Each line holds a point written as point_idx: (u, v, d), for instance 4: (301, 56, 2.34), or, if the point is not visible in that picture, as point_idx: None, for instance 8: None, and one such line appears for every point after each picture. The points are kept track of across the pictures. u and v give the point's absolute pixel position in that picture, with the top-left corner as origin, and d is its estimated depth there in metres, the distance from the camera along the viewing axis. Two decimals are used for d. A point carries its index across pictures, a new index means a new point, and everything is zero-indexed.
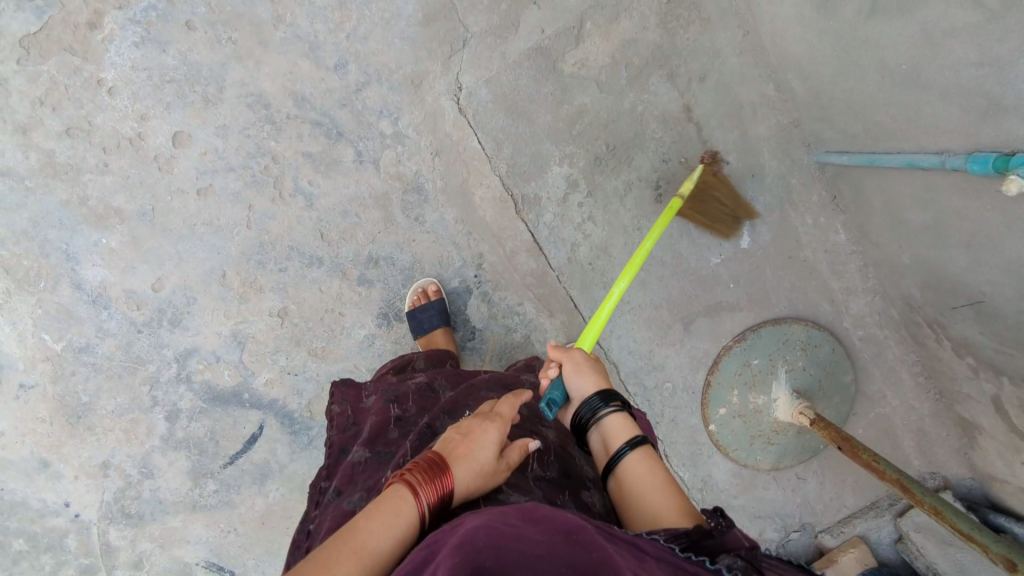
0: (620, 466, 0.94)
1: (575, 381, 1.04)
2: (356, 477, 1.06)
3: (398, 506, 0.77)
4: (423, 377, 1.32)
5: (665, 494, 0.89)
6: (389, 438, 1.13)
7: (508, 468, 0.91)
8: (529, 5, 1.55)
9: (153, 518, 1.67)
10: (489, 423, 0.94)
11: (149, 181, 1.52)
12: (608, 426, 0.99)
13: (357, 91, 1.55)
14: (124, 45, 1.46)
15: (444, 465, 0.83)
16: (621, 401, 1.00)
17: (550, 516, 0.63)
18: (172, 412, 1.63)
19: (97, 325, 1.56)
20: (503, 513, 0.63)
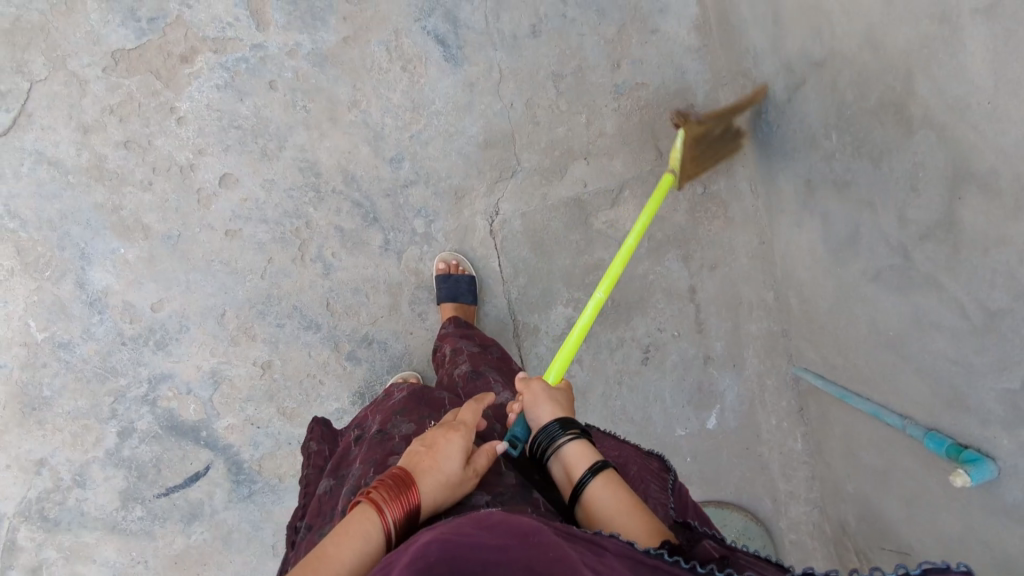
0: (584, 494, 0.89)
1: (535, 415, 1.02)
2: (323, 508, 1.04)
3: (364, 526, 0.78)
4: (381, 393, 1.29)
5: (634, 513, 0.84)
6: (350, 461, 1.11)
7: (476, 474, 0.90)
8: (579, 159, 1.69)
9: (69, 528, 1.63)
10: (452, 433, 0.93)
11: (184, 209, 1.57)
12: (567, 456, 0.94)
13: (403, 186, 1.64)
14: (207, 84, 1.54)
15: (409, 481, 0.83)
16: (579, 428, 0.97)
17: (506, 520, 0.64)
18: (126, 429, 1.63)
19: (84, 327, 1.57)
20: (458, 522, 0.65)
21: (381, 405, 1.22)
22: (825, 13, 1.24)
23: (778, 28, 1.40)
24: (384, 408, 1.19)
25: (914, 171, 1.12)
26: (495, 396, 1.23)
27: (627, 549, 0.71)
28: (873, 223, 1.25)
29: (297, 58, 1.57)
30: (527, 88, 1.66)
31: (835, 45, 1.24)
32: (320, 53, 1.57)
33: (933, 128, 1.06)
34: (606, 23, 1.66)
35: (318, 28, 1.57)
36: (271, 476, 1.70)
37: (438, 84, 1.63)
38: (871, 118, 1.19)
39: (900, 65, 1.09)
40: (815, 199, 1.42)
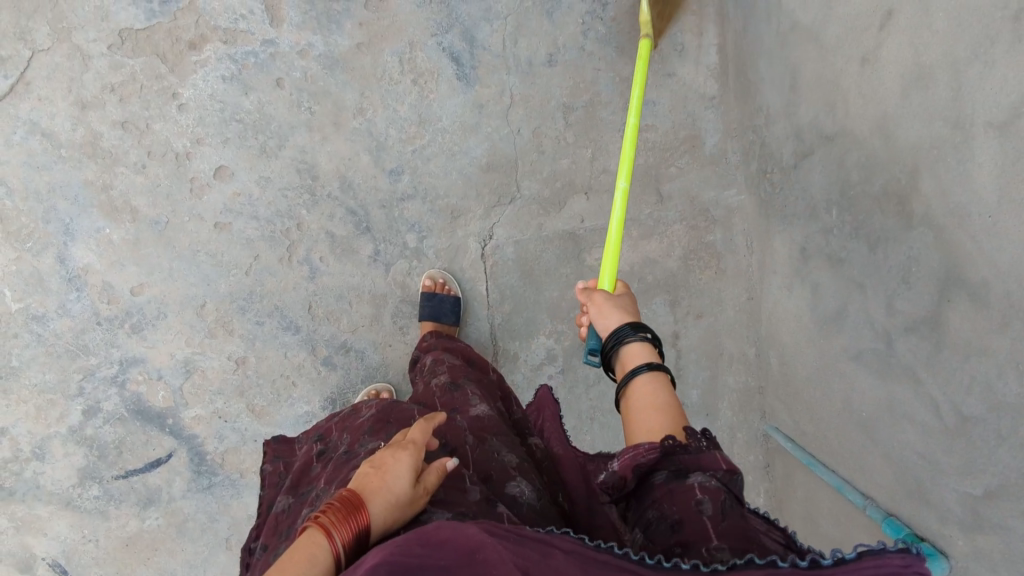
0: (630, 386, 0.94)
1: (608, 312, 1.06)
2: (279, 527, 0.98)
3: (309, 552, 0.71)
4: (347, 408, 1.22)
5: (667, 415, 0.89)
6: (310, 477, 1.05)
7: (427, 492, 0.85)
8: (579, 194, 1.67)
9: (24, 499, 1.65)
10: (402, 450, 0.87)
11: (175, 195, 1.56)
12: (629, 352, 0.99)
13: (398, 198, 1.63)
14: (212, 73, 1.53)
15: (357, 502, 0.77)
16: (651, 333, 0.99)
17: (454, 533, 0.61)
18: (92, 408, 1.62)
19: (60, 301, 1.57)
20: (400, 536, 0.60)
21: (347, 421, 1.15)
22: (842, 91, 1.23)
23: (793, 94, 1.39)
24: (351, 425, 1.12)
25: (907, 265, 1.12)
26: (471, 409, 1.16)
27: (577, 546, 0.67)
28: (862, 306, 1.24)
29: (307, 58, 1.56)
30: (536, 115, 1.64)
31: (847, 123, 1.23)
32: (332, 58, 1.56)
33: (932, 228, 1.06)
34: (624, 61, 1.65)
35: (333, 32, 1.56)
36: (232, 472, 1.69)
37: (447, 100, 1.61)
38: (872, 203, 1.19)
39: (907, 159, 1.09)
40: (808, 267, 1.42)
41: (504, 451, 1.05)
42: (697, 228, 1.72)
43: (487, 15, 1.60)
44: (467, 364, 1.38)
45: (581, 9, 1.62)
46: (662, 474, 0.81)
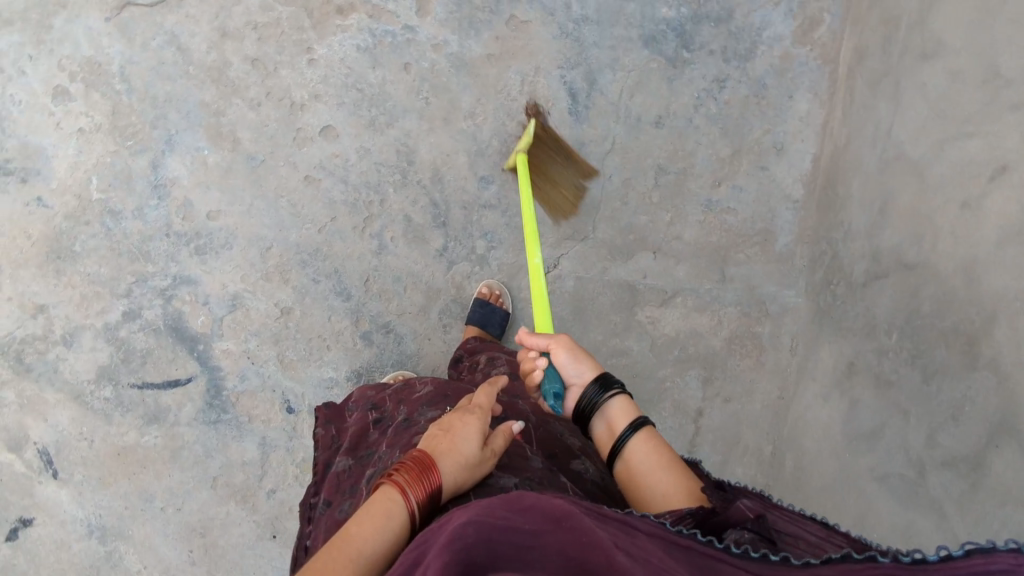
0: (624, 453, 0.93)
1: (573, 365, 1.00)
2: (342, 485, 1.06)
3: (386, 508, 0.80)
4: (401, 382, 1.28)
5: (672, 475, 0.90)
6: (370, 440, 1.12)
7: (494, 455, 0.92)
8: (648, 250, 1.73)
9: (37, 379, 1.67)
10: (469, 415, 0.95)
11: (278, 139, 1.63)
12: (610, 411, 0.97)
13: (481, 204, 1.69)
14: (350, 40, 1.61)
15: (430, 461, 0.85)
16: (620, 385, 0.98)
17: (538, 503, 0.70)
18: (133, 312, 1.67)
19: (139, 203, 1.63)
20: (491, 504, 0.70)
21: (400, 394, 1.22)
22: (934, 226, 1.29)
23: (881, 217, 1.45)
24: (407, 397, 1.19)
25: (959, 402, 1.17)
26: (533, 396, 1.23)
27: (657, 530, 0.72)
28: (900, 430, 1.28)
29: (439, 53, 1.63)
30: (631, 167, 1.70)
31: (931, 257, 1.29)
32: (461, 59, 1.64)
33: (995, 372, 1.11)
34: (725, 142, 1.71)
35: (469, 37, 1.64)
36: (242, 414, 1.72)
37: (554, 130, 1.68)
38: (937, 336, 1.24)
39: (987, 304, 1.14)
40: (852, 381, 1.46)
41: (567, 434, 1.13)
42: (749, 317, 1.75)
43: (613, 64, 1.68)
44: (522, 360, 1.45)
45: (699, 84, 1.70)
46: None
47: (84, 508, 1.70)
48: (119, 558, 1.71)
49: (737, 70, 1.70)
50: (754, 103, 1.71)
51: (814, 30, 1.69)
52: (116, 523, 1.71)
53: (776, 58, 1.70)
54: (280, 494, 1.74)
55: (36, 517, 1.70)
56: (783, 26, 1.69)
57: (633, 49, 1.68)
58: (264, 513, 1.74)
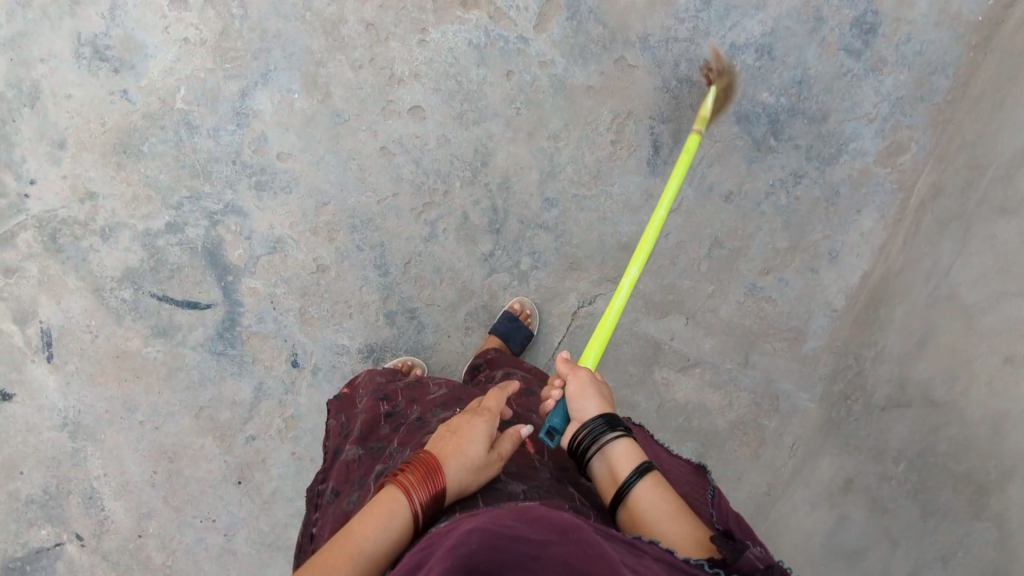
0: (628, 496, 0.89)
1: (578, 403, 0.99)
2: (351, 475, 1.02)
3: (388, 506, 0.77)
4: (413, 378, 1.25)
5: (680, 520, 0.85)
6: (380, 432, 1.09)
7: (501, 459, 0.89)
8: (681, 316, 1.76)
9: (64, 261, 1.68)
10: (476, 420, 0.92)
11: (367, 103, 1.66)
12: (614, 453, 0.94)
13: (538, 223, 1.71)
14: (464, 33, 1.65)
15: (434, 462, 0.82)
16: (625, 427, 0.96)
17: (547, 514, 0.68)
18: (176, 225, 1.68)
19: (217, 124, 1.66)
20: (500, 513, 0.68)
21: (411, 392, 1.19)
22: (971, 371, 1.38)
23: (917, 348, 1.50)
24: (421, 398, 1.15)
25: (948, 548, 1.35)
26: (546, 411, 1.22)
27: (665, 555, 0.75)
28: (885, 556, 1.44)
29: (544, 71, 1.66)
30: (690, 233, 1.73)
31: (960, 401, 1.39)
32: (562, 82, 1.67)
33: (1000, 528, 1.29)
34: (784, 235, 1.72)
35: (577, 64, 1.66)
36: (247, 354, 1.72)
37: (627, 173, 1.70)
38: (947, 479, 1.38)
39: (1009, 461, 1.30)
40: (845, 497, 1.54)
41: None
42: (759, 407, 1.75)
43: (703, 130, 1.69)
44: (538, 377, 1.43)
45: (776, 174, 1.70)
46: None
47: (66, 398, 1.72)
48: (82, 457, 1.74)
49: (816, 170, 1.70)
50: (822, 207, 1.71)
51: (901, 155, 1.68)
52: (93, 423, 1.73)
53: (856, 170, 1.69)
54: (258, 442, 1.74)
55: (16, 391, 1.72)
56: (872, 142, 1.68)
57: (725, 122, 1.70)
58: (237, 456, 1.75)
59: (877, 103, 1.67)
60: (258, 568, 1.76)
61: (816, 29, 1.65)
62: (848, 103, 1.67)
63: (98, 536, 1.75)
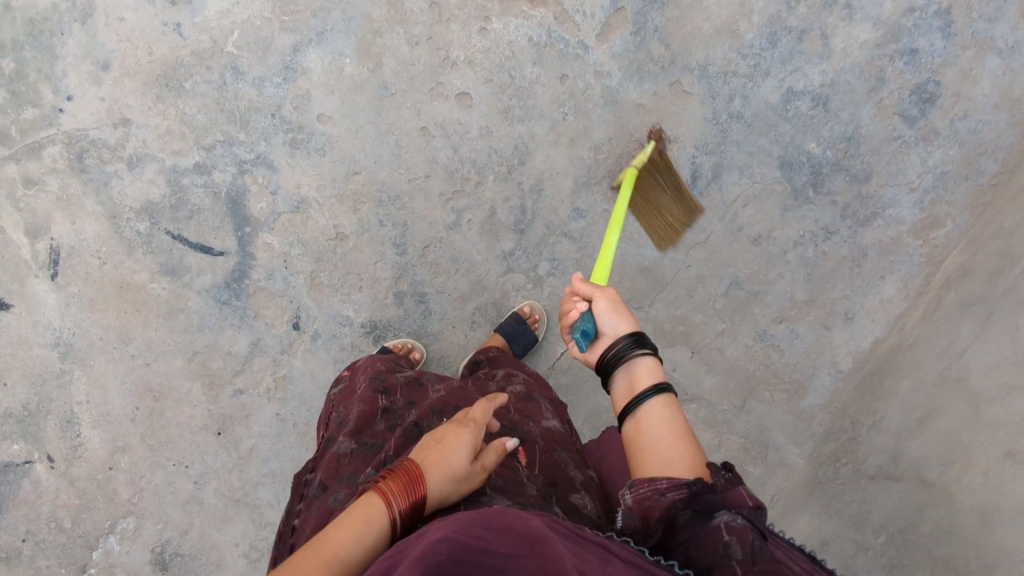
0: (639, 411, 0.90)
1: (612, 315, 1.00)
2: (340, 471, 1.00)
3: (367, 514, 0.76)
4: (412, 373, 1.22)
5: (681, 445, 0.86)
6: (375, 429, 1.07)
7: (484, 470, 0.88)
8: (687, 348, 1.72)
9: (86, 183, 1.67)
10: (464, 427, 0.90)
11: (418, 80, 1.65)
12: (637, 368, 0.94)
13: (563, 231, 1.69)
14: (525, 29, 1.64)
15: (416, 472, 0.81)
16: (653, 348, 0.96)
17: (517, 522, 0.63)
18: (205, 168, 1.67)
19: (264, 74, 1.65)
20: (468, 514, 0.63)
21: (411, 392, 1.16)
22: (968, 457, 1.53)
23: (917, 426, 1.58)
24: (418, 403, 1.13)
25: None
26: (543, 420, 1.19)
27: (634, 557, 0.69)
28: None
29: (597, 81, 1.65)
30: (711, 267, 1.70)
31: (954, 485, 1.54)
32: (613, 95, 1.66)
33: None
34: (805, 287, 1.68)
35: (631, 81, 1.65)
36: (250, 308, 1.71)
37: None
38: (925, 558, 1.54)
39: (989, 555, 1.49)
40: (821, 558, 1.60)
41: (571, 466, 1.09)
42: (749, 452, 1.70)
43: (744, 169, 1.67)
44: (538, 383, 1.40)
45: (809, 225, 1.67)
46: (684, 513, 0.75)
47: (63, 319, 1.71)
48: (68, 381, 1.72)
49: (848, 229, 1.66)
50: (848, 266, 1.67)
51: (935, 230, 1.64)
52: (85, 348, 1.71)
53: (887, 237, 1.65)
54: (245, 397, 1.73)
55: (14, 303, 1.71)
56: (909, 211, 1.65)
57: (767, 165, 1.66)
58: (222, 407, 1.73)
59: (921, 173, 1.64)
60: (223, 521, 1.75)
61: (875, 90, 1.63)
62: (893, 169, 1.64)
63: (69, 461, 1.74)
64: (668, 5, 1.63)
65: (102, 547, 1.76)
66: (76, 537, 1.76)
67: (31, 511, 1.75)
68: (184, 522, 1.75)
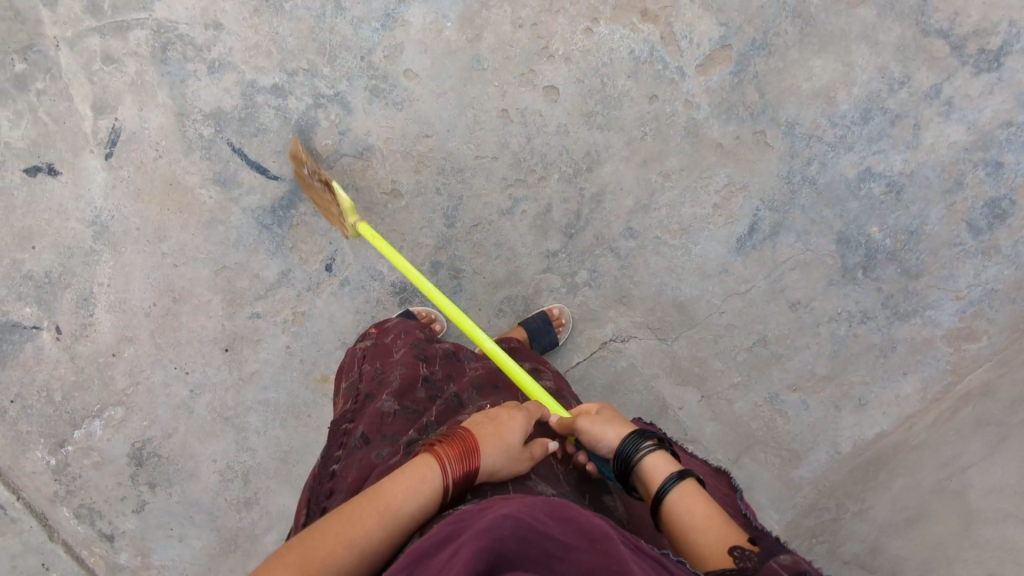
0: (665, 507, 0.88)
1: (600, 439, 1.00)
2: (383, 428, 1.07)
3: (421, 472, 0.83)
4: (451, 348, 1.29)
5: (712, 525, 0.83)
6: (416, 394, 1.14)
7: (532, 458, 0.94)
8: (698, 392, 1.72)
9: (164, 74, 1.68)
10: (516, 415, 0.98)
11: (512, 63, 1.65)
12: (648, 466, 0.93)
13: (611, 245, 1.70)
14: (630, 41, 1.63)
15: (471, 443, 0.88)
16: (654, 438, 0.95)
17: (580, 516, 0.72)
18: (282, 92, 1.67)
19: (364, 16, 1.64)
20: (535, 502, 0.73)
21: (450, 365, 1.23)
22: None
23: None
24: (457, 379, 1.20)
25: None
26: None
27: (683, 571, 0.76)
28: None
29: (685, 111, 1.65)
30: (742, 319, 1.70)
31: None
32: (696, 128, 1.65)
33: None
34: (828, 363, 1.68)
35: (717, 118, 1.65)
36: (289, 238, 1.71)
37: (714, 241, 1.69)
38: None
39: None
40: None
41: None
42: None
43: (802, 234, 1.67)
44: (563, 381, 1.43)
45: (849, 305, 1.67)
46: None
47: (106, 200, 1.71)
48: (95, 261, 1.73)
49: (885, 319, 1.66)
50: (875, 354, 1.67)
51: (969, 342, 1.64)
52: (120, 233, 1.72)
53: (920, 336, 1.65)
54: (260, 322, 1.74)
55: (63, 172, 1.71)
56: (948, 317, 1.64)
57: (825, 236, 1.66)
58: (236, 325, 1.74)
59: (971, 284, 1.63)
60: (207, 435, 1.77)
61: (951, 191, 1.62)
62: (946, 273, 1.64)
63: (76, 337, 1.75)
64: (775, 54, 1.62)
65: (85, 428, 1.77)
66: (63, 411, 1.77)
67: (27, 375, 1.77)
68: (171, 425, 1.77)
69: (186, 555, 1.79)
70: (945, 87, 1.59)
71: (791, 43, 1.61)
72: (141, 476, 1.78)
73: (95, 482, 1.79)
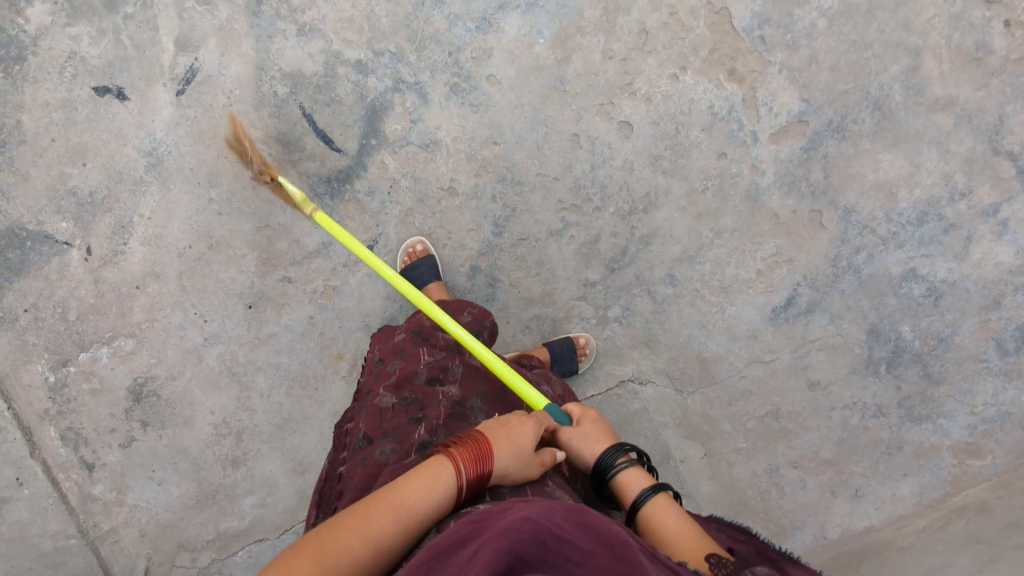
0: (641, 511, 1.02)
1: (587, 448, 1.11)
2: (384, 424, 1.08)
3: (435, 472, 0.84)
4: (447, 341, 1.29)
5: (688, 533, 0.96)
6: (414, 387, 1.15)
7: (541, 465, 0.96)
8: (702, 450, 1.73)
9: (254, 27, 1.69)
10: (526, 422, 0.99)
11: (594, 91, 1.67)
12: (624, 476, 1.06)
13: (649, 288, 1.71)
14: (712, 95, 1.66)
15: (484, 446, 0.89)
16: (633, 451, 1.08)
17: (597, 522, 0.72)
18: (365, 69, 1.69)
19: (461, 14, 1.67)
20: (554, 506, 0.72)
21: (450, 357, 1.24)
22: None
23: None
24: (454, 375, 1.20)
25: None
26: None
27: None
28: None
29: (748, 174, 1.67)
30: (760, 388, 1.71)
31: None
32: (757, 193, 1.68)
33: None
34: (834, 449, 1.70)
35: (779, 189, 1.67)
36: (337, 211, 1.72)
37: (749, 306, 1.71)
38: None
39: None
40: None
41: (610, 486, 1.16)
42: None
43: (836, 317, 1.69)
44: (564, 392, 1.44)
45: (867, 397, 1.69)
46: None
47: (167, 134, 1.71)
48: (141, 191, 1.73)
49: (898, 418, 1.68)
50: (880, 450, 1.69)
51: (973, 458, 1.65)
52: (173, 169, 1.72)
53: (928, 441, 1.67)
54: (290, 287, 1.74)
55: (131, 98, 1.71)
56: (959, 429, 1.66)
57: (857, 324, 1.68)
58: (265, 285, 1.74)
59: (988, 402, 1.65)
60: (210, 386, 1.76)
61: (987, 309, 1.65)
62: (965, 386, 1.66)
63: (104, 262, 1.74)
64: (848, 140, 1.65)
65: (92, 352, 1.76)
66: (73, 331, 1.75)
67: (46, 288, 1.75)
68: (177, 368, 1.76)
69: (161, 500, 1.77)
70: (1004, 208, 1.62)
71: (865, 132, 1.64)
72: (135, 413, 1.76)
73: (89, 409, 1.77)
